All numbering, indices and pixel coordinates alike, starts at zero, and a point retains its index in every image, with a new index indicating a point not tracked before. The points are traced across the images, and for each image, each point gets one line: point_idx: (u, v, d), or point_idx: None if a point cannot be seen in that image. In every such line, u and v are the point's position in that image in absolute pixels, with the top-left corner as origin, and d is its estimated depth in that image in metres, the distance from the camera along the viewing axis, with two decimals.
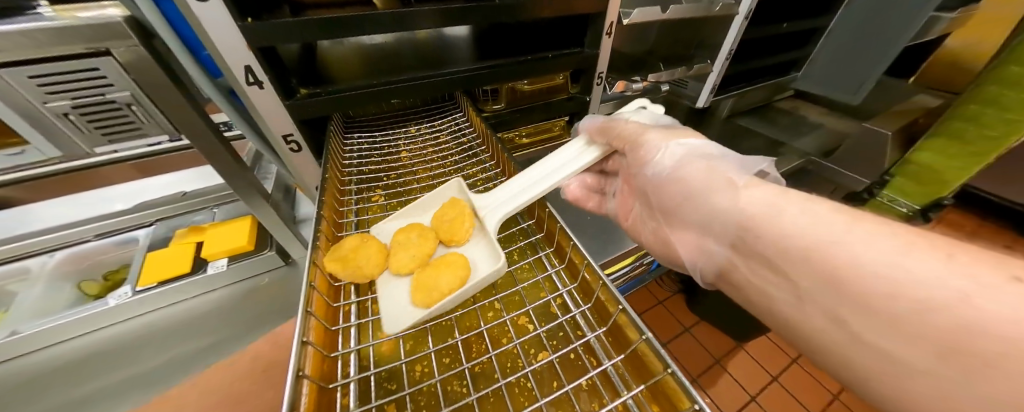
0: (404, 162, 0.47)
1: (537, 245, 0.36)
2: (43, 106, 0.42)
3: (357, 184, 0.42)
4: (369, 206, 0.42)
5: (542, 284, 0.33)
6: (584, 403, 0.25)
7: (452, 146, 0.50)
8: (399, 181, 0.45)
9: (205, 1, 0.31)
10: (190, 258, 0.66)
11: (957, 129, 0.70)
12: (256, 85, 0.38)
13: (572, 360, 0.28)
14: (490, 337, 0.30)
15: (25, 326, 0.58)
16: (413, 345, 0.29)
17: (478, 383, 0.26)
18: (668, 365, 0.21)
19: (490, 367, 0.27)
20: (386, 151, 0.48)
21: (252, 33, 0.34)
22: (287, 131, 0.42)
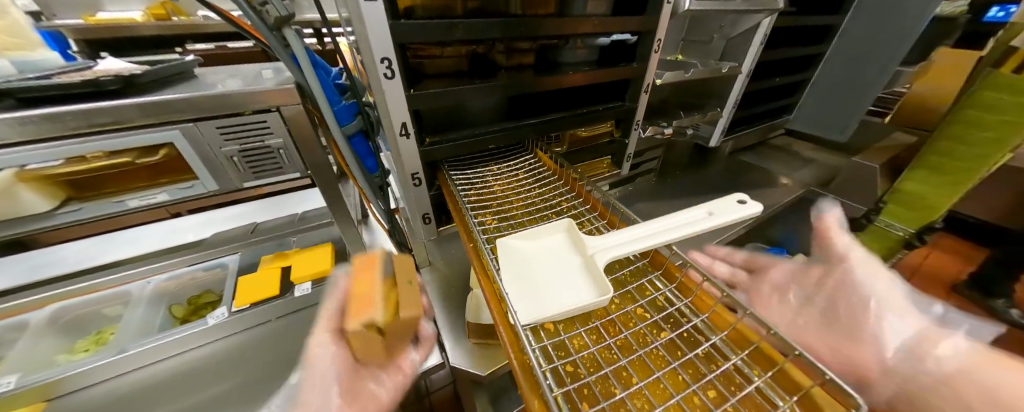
0: (500, 194, 0.56)
1: (634, 256, 0.42)
2: (218, 151, 0.52)
3: (473, 212, 0.51)
4: (487, 229, 0.48)
5: (646, 287, 0.38)
6: (706, 365, 0.30)
7: (533, 181, 0.60)
8: (502, 208, 0.52)
9: (391, 80, 0.44)
10: (278, 282, 0.73)
11: (950, 150, 0.97)
12: (405, 136, 0.49)
13: (687, 337, 0.33)
14: (620, 323, 0.35)
15: (132, 345, 0.62)
16: (564, 327, 0.35)
17: (623, 351, 0.32)
18: (770, 329, 0.28)
19: (628, 342, 0.33)
20: (483, 186, 0.57)
21: (413, 99, 0.46)
22: (415, 170, 0.53)
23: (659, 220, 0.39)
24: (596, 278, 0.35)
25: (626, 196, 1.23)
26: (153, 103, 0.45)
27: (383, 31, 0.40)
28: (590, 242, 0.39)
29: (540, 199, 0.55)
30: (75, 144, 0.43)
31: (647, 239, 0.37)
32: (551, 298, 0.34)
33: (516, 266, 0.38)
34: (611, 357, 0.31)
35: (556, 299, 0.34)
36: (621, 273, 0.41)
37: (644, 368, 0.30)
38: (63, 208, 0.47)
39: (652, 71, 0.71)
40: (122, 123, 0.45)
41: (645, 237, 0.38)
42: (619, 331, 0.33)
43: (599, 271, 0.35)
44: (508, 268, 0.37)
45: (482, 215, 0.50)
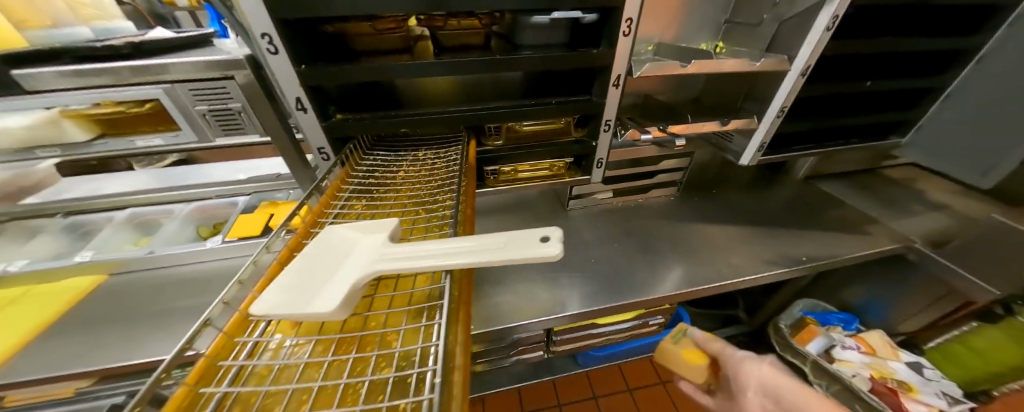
0: (394, 182, 0.54)
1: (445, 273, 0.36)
2: (193, 108, 0.63)
3: (351, 195, 0.51)
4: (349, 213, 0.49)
5: (427, 312, 0.33)
6: None
7: (440, 172, 0.56)
8: (381, 197, 0.51)
9: (276, 55, 0.46)
10: (261, 224, 0.87)
11: None
12: (303, 111, 0.51)
13: (406, 383, 0.27)
14: (365, 343, 0.31)
15: (158, 249, 0.84)
16: (312, 328, 0.33)
17: (329, 374, 0.29)
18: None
19: (347, 366, 0.29)
20: (386, 171, 0.57)
21: (303, 75, 0.48)
22: (321, 145, 0.55)
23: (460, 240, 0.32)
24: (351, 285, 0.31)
25: (637, 208, 1.07)
26: (142, 65, 0.57)
27: (258, 8, 0.42)
28: (381, 249, 0.35)
29: (425, 192, 0.51)
30: (92, 94, 0.57)
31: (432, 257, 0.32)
32: (298, 293, 0.32)
33: (312, 256, 0.36)
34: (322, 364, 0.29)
35: (301, 296, 0.31)
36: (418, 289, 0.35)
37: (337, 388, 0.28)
38: (98, 141, 0.64)
39: (623, 61, 0.58)
40: (121, 80, 0.57)
41: (429, 256, 0.32)
42: (346, 351, 0.30)
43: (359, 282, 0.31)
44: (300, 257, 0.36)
45: (354, 200, 0.50)
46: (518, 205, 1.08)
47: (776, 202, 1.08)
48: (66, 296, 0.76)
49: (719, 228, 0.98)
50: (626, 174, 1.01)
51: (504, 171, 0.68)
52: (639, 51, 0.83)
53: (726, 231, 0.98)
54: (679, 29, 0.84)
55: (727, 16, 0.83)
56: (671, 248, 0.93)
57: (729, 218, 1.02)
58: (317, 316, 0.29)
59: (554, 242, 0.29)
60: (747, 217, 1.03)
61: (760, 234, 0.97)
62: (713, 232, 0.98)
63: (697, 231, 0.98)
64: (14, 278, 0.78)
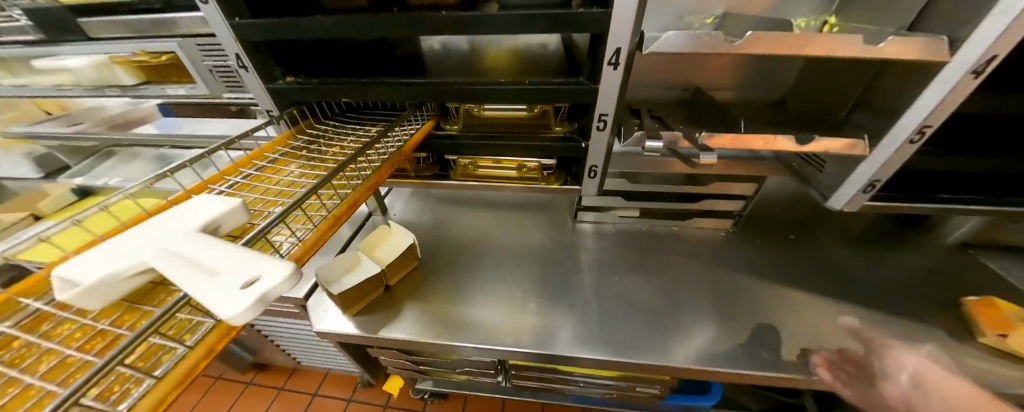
0: (319, 157, 0.48)
1: None
2: (201, 63, 0.66)
3: (271, 162, 0.47)
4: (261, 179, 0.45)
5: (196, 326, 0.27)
6: None
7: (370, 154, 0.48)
8: (297, 171, 0.46)
9: (206, 5, 0.43)
10: None
11: None
12: (244, 69, 0.48)
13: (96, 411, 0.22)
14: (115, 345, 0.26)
15: None
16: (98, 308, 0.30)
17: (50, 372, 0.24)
18: None
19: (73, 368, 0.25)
20: (325, 144, 0.52)
21: (236, 29, 0.44)
22: (268, 108, 0.53)
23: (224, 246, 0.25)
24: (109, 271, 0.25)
25: (668, 237, 0.84)
26: (156, 18, 0.61)
27: None
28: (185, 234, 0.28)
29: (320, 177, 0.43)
30: (127, 43, 0.65)
31: (192, 257, 0.25)
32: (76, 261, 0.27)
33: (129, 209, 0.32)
34: (71, 345, 0.26)
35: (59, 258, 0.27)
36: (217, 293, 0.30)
37: (66, 371, 0.24)
38: (142, 85, 0.73)
39: (625, 26, 0.39)
40: (146, 33, 0.63)
41: (191, 259, 0.24)
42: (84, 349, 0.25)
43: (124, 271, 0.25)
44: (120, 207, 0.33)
45: (269, 167, 0.46)
46: (521, 207, 0.96)
47: (894, 271, 0.73)
48: None
49: (778, 288, 0.71)
50: (658, 193, 0.79)
51: (463, 163, 0.58)
52: (691, 28, 0.60)
53: (790, 294, 0.70)
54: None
55: None
56: (696, 300, 0.70)
57: (803, 279, 0.72)
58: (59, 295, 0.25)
59: (255, 292, 0.19)
60: (835, 283, 0.71)
61: (848, 312, 0.66)
62: (769, 292, 0.70)
63: (745, 284, 0.72)
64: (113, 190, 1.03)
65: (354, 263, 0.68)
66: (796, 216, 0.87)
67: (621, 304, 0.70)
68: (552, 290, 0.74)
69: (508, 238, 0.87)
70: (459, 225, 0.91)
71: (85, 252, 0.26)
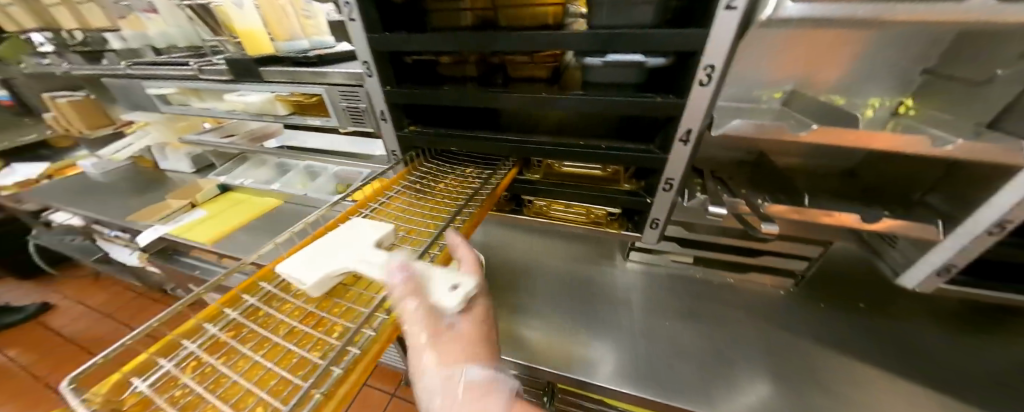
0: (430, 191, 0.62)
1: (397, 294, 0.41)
2: (338, 104, 0.85)
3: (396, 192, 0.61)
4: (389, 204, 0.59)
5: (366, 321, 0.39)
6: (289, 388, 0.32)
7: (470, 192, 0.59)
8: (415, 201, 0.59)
9: (370, 78, 0.59)
10: None
11: None
12: (384, 121, 0.64)
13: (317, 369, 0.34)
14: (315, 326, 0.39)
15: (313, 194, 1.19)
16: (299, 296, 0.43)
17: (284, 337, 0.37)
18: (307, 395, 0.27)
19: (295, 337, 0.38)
20: (433, 180, 0.65)
21: (387, 94, 0.59)
22: (394, 148, 0.68)
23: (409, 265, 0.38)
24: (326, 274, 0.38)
25: (722, 288, 0.85)
26: (318, 71, 0.82)
27: (365, 44, 0.55)
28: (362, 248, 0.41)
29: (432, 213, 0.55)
30: (290, 86, 0.86)
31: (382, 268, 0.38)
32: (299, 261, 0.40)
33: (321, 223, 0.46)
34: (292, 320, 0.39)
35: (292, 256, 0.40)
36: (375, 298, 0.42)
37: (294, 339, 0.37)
38: (290, 115, 0.95)
39: (697, 113, 0.46)
40: (306, 80, 0.84)
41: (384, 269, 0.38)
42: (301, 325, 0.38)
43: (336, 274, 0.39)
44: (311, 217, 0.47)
45: (395, 196, 0.60)
46: (573, 240, 1.03)
47: (983, 360, 0.67)
48: (261, 206, 1.23)
49: (839, 359, 0.69)
50: (715, 244, 0.82)
51: (537, 203, 0.68)
52: (759, 100, 0.65)
53: (852, 367, 0.68)
54: (832, 77, 0.61)
55: (929, 65, 0.56)
56: (748, 355, 0.71)
57: (869, 352, 0.70)
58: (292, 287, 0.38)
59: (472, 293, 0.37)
60: (908, 363, 0.67)
61: (921, 395, 0.62)
62: (829, 361, 0.69)
63: (801, 349, 0.71)
64: (247, 189, 1.29)
65: None
66: (866, 284, 0.83)
67: (669, 348, 0.73)
68: (601, 323, 0.79)
69: (562, 269, 0.94)
70: (515, 251, 0.99)
71: (299, 260, 0.40)
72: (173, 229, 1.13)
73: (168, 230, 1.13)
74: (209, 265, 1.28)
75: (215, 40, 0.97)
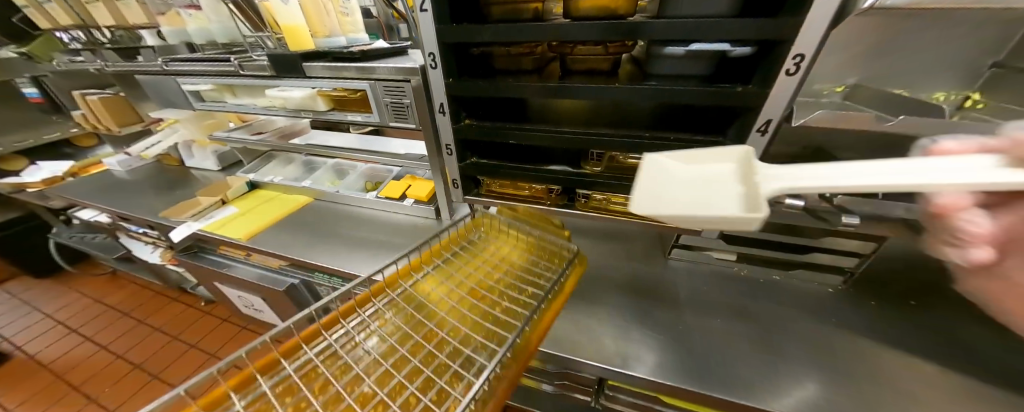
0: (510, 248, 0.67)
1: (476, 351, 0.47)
2: (382, 99, 0.85)
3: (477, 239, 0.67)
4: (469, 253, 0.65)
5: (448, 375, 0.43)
6: None
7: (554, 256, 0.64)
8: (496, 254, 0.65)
9: (433, 70, 0.58)
10: (400, 191, 1.11)
11: None
12: (442, 114, 0.63)
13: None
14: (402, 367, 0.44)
15: (343, 191, 1.19)
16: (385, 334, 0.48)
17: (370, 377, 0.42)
18: None
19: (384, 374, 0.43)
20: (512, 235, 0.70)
21: (449, 87, 0.59)
22: (448, 142, 0.67)
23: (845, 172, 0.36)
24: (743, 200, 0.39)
25: (769, 285, 0.85)
26: (364, 67, 0.82)
27: (432, 35, 0.55)
28: (758, 171, 0.40)
29: (506, 300, 0.55)
30: (335, 82, 0.86)
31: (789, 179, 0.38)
32: (700, 203, 0.40)
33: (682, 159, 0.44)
34: (387, 365, 0.44)
35: (721, 203, 0.39)
36: (455, 353, 0.47)
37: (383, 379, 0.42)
38: (329, 112, 0.95)
39: (780, 103, 0.46)
40: (350, 76, 0.84)
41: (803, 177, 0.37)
42: (391, 365, 0.44)
43: (760, 197, 0.38)
44: (696, 174, 0.43)
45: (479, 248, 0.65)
46: (614, 239, 1.02)
47: None
48: (291, 203, 1.23)
49: (894, 355, 0.68)
50: (761, 241, 0.81)
51: (595, 197, 0.67)
52: (819, 95, 0.64)
53: (908, 363, 0.66)
54: (897, 71, 0.60)
55: (998, 58, 0.55)
56: (803, 352, 0.70)
57: (930, 350, 0.68)
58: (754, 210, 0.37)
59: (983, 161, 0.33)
60: (973, 361, 0.66)
61: (989, 393, 0.60)
62: (890, 358, 0.67)
63: (854, 346, 0.70)
64: (276, 186, 1.29)
65: None
66: (914, 281, 0.82)
67: (719, 346, 0.72)
68: (649, 322, 0.77)
69: (603, 267, 0.93)
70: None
71: (715, 198, 0.39)
72: (206, 226, 1.13)
73: (201, 226, 1.13)
74: (236, 263, 1.28)
75: (255, 36, 0.98)
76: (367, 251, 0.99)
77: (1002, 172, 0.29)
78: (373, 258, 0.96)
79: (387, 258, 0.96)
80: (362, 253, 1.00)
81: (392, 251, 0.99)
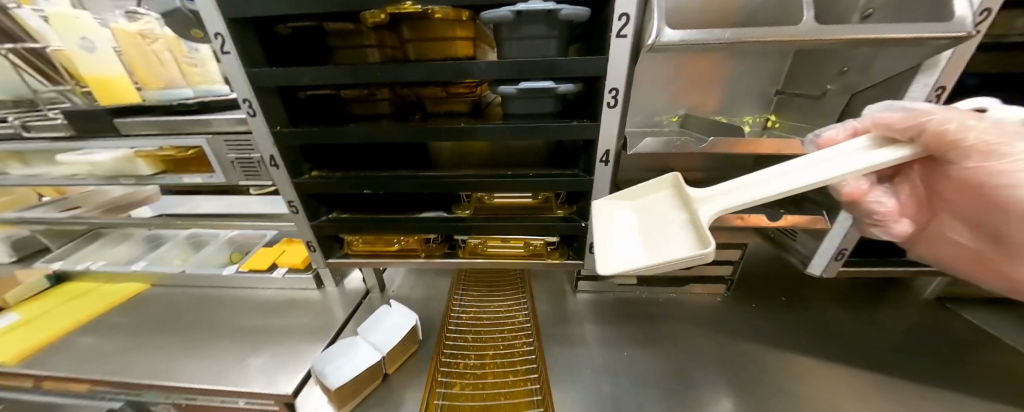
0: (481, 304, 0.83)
1: (525, 383, 0.64)
2: (224, 155, 0.71)
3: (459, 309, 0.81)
4: (462, 324, 0.77)
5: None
6: None
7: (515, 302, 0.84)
8: (478, 316, 0.79)
9: (254, 119, 0.49)
10: (269, 260, 0.93)
11: None
12: (276, 167, 0.53)
13: None
14: None
15: (191, 269, 0.95)
16: None
17: None
18: None
19: None
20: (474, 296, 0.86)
21: (277, 136, 0.50)
22: (291, 199, 0.56)
23: (757, 188, 0.39)
24: (693, 232, 0.40)
25: (667, 303, 0.87)
26: (194, 120, 0.69)
27: (242, 79, 0.46)
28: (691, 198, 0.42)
29: (510, 332, 0.75)
30: (158, 140, 0.70)
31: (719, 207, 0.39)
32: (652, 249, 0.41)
33: (625, 212, 0.47)
34: None
35: (678, 239, 0.40)
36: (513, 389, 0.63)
37: None
38: (158, 175, 0.78)
39: (611, 133, 0.47)
40: (180, 131, 0.70)
41: (736, 191, 0.40)
42: None
43: (704, 230, 0.38)
44: (642, 217, 0.45)
45: (464, 313, 0.80)
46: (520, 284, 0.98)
47: (882, 329, 0.76)
48: (114, 296, 0.94)
49: (779, 355, 0.71)
50: None
51: (470, 242, 0.60)
52: (662, 125, 0.72)
53: (791, 361, 0.70)
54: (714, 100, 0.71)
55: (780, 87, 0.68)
56: (707, 370, 0.69)
57: (803, 342, 0.74)
58: (701, 248, 0.37)
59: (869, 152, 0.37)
60: (835, 346, 0.72)
61: (851, 376, 0.66)
62: (776, 358, 0.71)
63: (748, 352, 0.72)
64: (96, 275, 0.99)
65: (353, 352, 0.64)
66: (779, 276, 0.92)
67: (633, 380, 0.67)
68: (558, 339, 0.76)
69: None
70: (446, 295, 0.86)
71: (668, 241, 0.40)
72: None
73: None
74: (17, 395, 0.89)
75: (53, 91, 0.79)
76: (215, 345, 0.77)
77: (873, 157, 0.36)
78: (223, 354, 0.75)
79: (242, 351, 0.75)
80: (209, 349, 0.77)
81: (252, 339, 0.78)
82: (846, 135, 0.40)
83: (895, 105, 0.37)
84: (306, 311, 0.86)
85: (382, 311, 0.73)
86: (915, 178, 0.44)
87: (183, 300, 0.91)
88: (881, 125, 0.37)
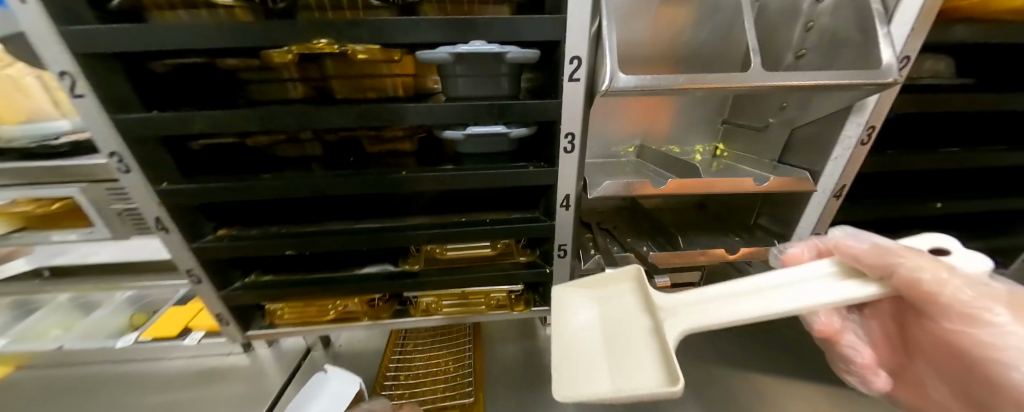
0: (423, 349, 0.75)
1: None
2: (107, 207, 0.57)
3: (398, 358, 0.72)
4: (400, 375, 0.68)
5: None
6: None
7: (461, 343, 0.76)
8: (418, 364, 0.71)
9: (128, 176, 0.39)
10: (181, 324, 0.77)
11: None
12: (164, 231, 0.43)
13: None
14: None
15: (71, 343, 0.76)
16: None
17: None
18: None
19: None
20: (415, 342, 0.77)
21: (162, 194, 0.40)
22: (189, 266, 0.46)
23: (725, 308, 0.34)
24: (658, 358, 0.33)
25: None
26: (58, 167, 0.54)
27: (108, 131, 0.36)
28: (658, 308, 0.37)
29: (450, 380, 0.66)
30: (9, 193, 0.55)
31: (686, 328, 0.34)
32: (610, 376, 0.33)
33: (589, 318, 0.40)
34: None
35: (640, 366, 0.33)
36: None
37: None
38: (14, 234, 0.61)
39: (570, 178, 0.44)
40: (40, 181, 0.55)
41: (702, 310, 0.35)
42: None
43: (672, 358, 0.31)
44: (607, 327, 0.39)
45: (403, 363, 0.71)
46: None
47: None
48: None
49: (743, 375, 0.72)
50: None
51: (423, 301, 0.53)
52: (619, 155, 0.70)
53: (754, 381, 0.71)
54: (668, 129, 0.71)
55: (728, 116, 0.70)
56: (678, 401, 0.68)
57: (763, 359, 0.76)
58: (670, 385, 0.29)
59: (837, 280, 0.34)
60: (792, 360, 0.75)
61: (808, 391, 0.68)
62: (739, 379, 0.71)
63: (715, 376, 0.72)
64: None
65: None
66: None
67: None
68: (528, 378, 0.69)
69: None
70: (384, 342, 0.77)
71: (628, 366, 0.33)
72: None
73: None
74: None
75: None
76: None
77: (840, 285, 0.33)
78: None
79: None
80: None
81: None
82: (811, 256, 0.39)
83: (860, 234, 0.35)
84: (227, 381, 0.71)
85: (317, 380, 0.61)
86: (884, 314, 0.37)
87: (59, 383, 0.72)
88: (846, 253, 0.34)
